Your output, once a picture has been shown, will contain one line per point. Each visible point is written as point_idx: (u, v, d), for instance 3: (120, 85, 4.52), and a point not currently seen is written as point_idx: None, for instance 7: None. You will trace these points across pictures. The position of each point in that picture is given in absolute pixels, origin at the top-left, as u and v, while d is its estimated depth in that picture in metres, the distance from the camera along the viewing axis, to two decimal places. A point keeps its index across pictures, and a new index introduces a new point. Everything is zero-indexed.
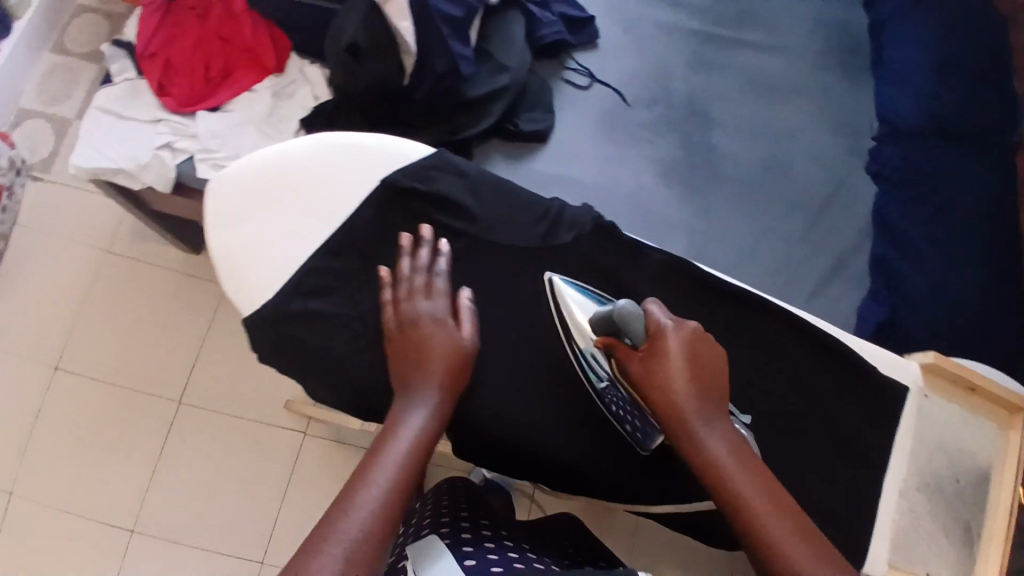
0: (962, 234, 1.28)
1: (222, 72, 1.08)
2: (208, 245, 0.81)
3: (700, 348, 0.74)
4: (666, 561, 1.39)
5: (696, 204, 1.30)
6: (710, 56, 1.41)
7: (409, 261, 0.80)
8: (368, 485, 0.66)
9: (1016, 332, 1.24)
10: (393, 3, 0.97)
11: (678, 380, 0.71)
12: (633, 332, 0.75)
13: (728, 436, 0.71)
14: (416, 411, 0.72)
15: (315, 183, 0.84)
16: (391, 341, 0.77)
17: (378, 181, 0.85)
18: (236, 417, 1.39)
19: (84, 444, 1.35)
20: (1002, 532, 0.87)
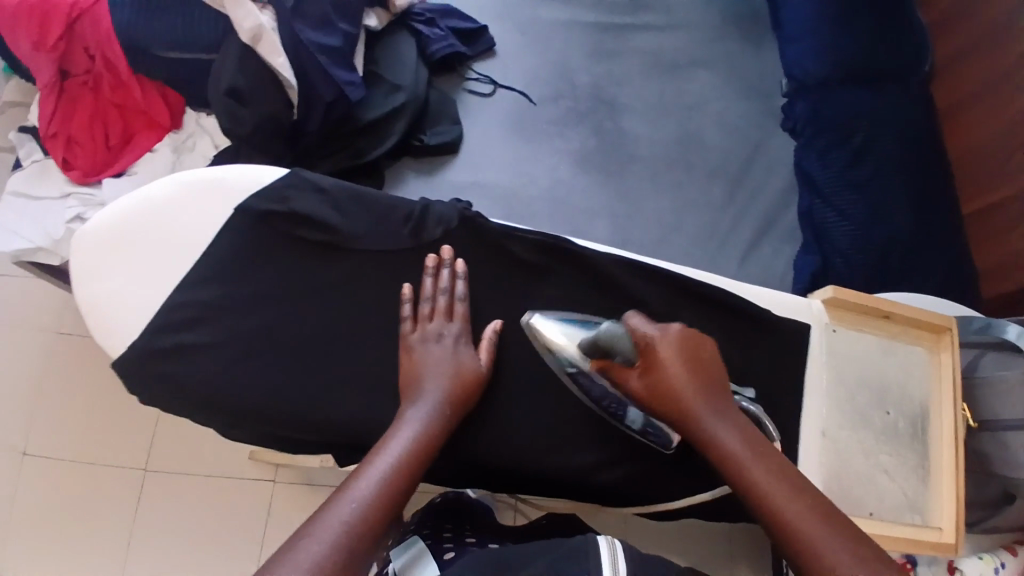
0: (881, 172, 1.30)
1: (122, 137, 1.10)
2: (74, 295, 0.73)
3: (694, 348, 0.69)
4: (663, 540, 1.32)
5: (614, 188, 1.32)
6: (609, 45, 1.42)
7: (431, 281, 0.76)
8: (367, 471, 0.61)
9: (946, 259, 1.25)
10: (263, 42, 0.99)
11: (680, 381, 0.67)
12: (620, 351, 0.70)
13: (744, 429, 0.66)
14: (421, 407, 0.68)
15: (172, 218, 0.75)
16: (409, 356, 0.72)
17: (233, 209, 0.75)
18: (204, 476, 1.36)
19: (52, 534, 1.31)
20: (952, 459, 0.83)
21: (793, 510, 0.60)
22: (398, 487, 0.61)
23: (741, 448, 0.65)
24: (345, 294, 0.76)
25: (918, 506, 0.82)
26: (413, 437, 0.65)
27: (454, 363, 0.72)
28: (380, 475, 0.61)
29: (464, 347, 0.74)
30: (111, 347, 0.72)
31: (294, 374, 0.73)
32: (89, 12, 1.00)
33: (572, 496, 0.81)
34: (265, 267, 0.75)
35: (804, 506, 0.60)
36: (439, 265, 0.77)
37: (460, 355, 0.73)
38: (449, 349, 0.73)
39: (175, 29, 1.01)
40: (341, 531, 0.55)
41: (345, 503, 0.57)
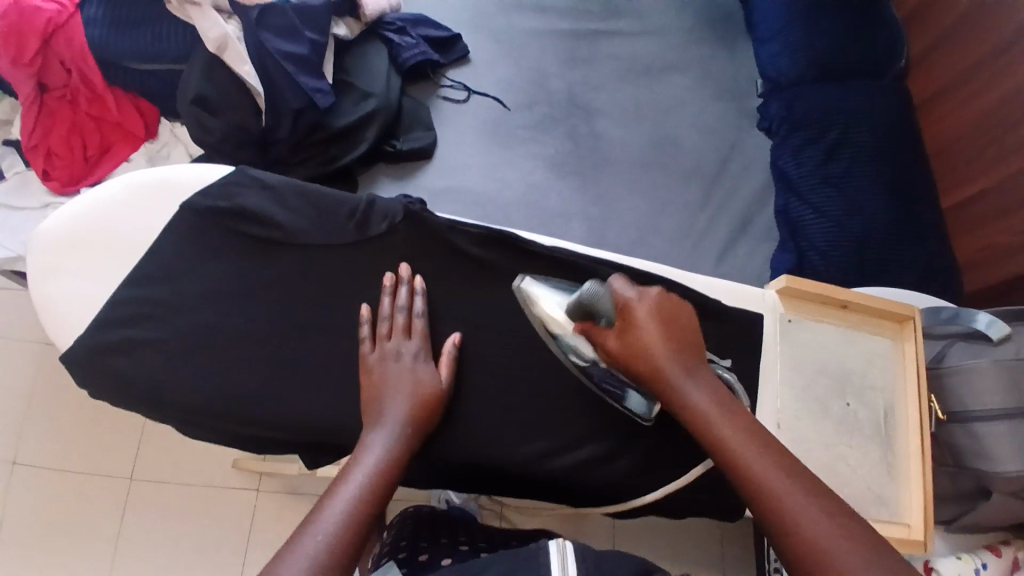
0: (857, 167, 1.29)
1: (100, 148, 1.13)
2: (31, 293, 0.76)
3: (669, 312, 0.67)
4: (652, 543, 1.27)
5: (589, 190, 1.31)
6: (583, 51, 1.44)
7: (388, 300, 0.77)
8: (330, 503, 0.59)
9: (926, 253, 1.24)
10: (229, 52, 1.02)
11: (654, 344, 0.65)
12: (601, 312, 0.69)
13: (713, 388, 0.65)
14: (382, 433, 0.67)
15: (120, 218, 0.77)
16: (368, 379, 0.72)
17: (177, 207, 0.78)
18: (193, 484, 1.27)
19: (18, 550, 1.21)
20: (919, 450, 0.81)
21: (765, 473, 0.58)
22: (364, 514, 0.60)
23: (712, 408, 0.63)
24: (291, 291, 0.77)
25: (883, 500, 0.80)
26: (376, 463, 0.64)
27: (413, 381, 0.72)
28: (344, 506, 0.59)
29: (423, 363, 0.74)
30: (60, 341, 0.74)
31: (242, 370, 0.74)
32: (64, 28, 1.02)
33: (524, 487, 0.79)
34: (208, 264, 0.77)
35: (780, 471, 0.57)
36: (397, 283, 0.78)
37: (418, 372, 0.73)
38: (408, 366, 0.73)
39: (145, 43, 1.05)
40: (308, 566, 0.53)
41: (311, 538, 0.56)
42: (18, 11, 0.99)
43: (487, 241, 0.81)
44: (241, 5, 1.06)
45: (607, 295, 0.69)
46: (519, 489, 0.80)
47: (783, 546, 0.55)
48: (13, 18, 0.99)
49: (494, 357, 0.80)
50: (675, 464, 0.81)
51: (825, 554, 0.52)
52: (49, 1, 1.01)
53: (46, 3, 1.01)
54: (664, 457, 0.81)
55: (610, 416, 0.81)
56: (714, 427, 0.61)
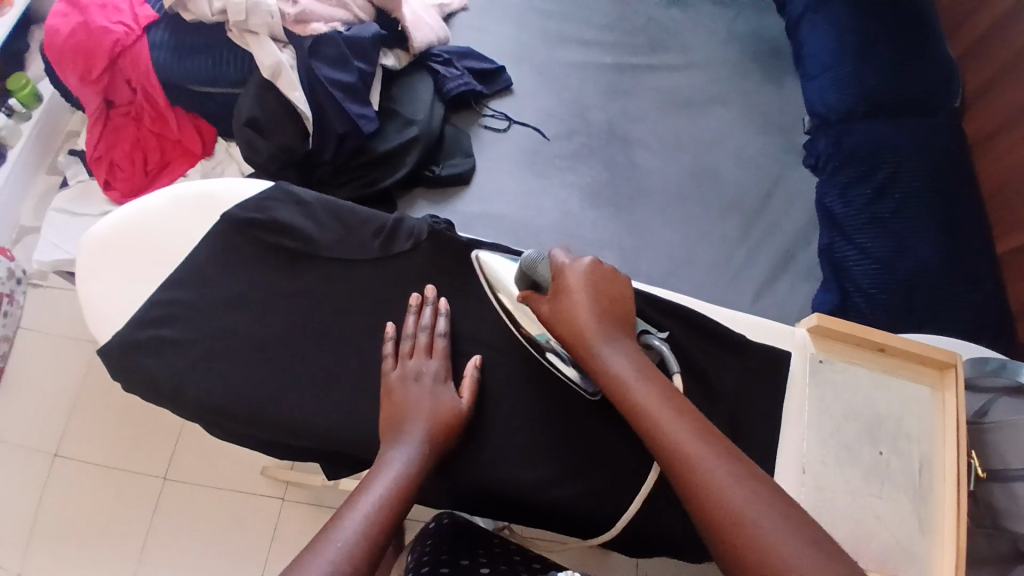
0: (906, 207, 1.24)
1: (159, 163, 1.24)
2: (77, 289, 0.82)
3: (605, 281, 0.70)
4: None
5: (622, 220, 1.31)
6: (624, 84, 1.46)
7: (413, 319, 0.78)
8: (351, 512, 0.61)
9: (983, 300, 1.17)
10: (282, 77, 1.09)
11: (581, 312, 0.68)
12: (540, 280, 0.73)
13: (635, 355, 0.66)
14: (403, 449, 0.68)
15: (164, 226, 0.83)
16: (389, 398, 0.73)
17: (219, 217, 0.83)
18: (219, 489, 1.30)
19: (55, 540, 1.27)
20: (955, 505, 0.75)
21: (677, 436, 0.59)
22: (384, 526, 0.61)
23: (631, 375, 0.65)
24: (317, 303, 0.80)
25: (915, 558, 0.75)
26: (395, 478, 0.65)
27: (432, 402, 0.73)
28: (364, 515, 0.61)
29: (442, 385, 0.75)
30: (99, 336, 0.79)
31: (264, 376, 0.77)
32: (130, 49, 1.12)
33: (536, 514, 0.78)
34: (243, 272, 0.81)
35: (689, 426, 0.60)
36: (423, 303, 0.80)
37: (439, 394, 0.74)
38: (428, 389, 0.74)
39: (207, 68, 1.12)
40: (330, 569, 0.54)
41: (332, 544, 0.57)
42: (88, 30, 1.10)
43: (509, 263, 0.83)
44: (298, 36, 1.12)
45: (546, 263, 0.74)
46: (531, 517, 0.79)
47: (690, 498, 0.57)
48: (83, 37, 1.10)
49: (508, 378, 0.81)
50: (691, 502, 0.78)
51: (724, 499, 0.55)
52: (118, 24, 1.11)
53: (115, 25, 1.10)
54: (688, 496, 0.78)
55: (629, 449, 0.79)
56: (632, 392, 0.63)
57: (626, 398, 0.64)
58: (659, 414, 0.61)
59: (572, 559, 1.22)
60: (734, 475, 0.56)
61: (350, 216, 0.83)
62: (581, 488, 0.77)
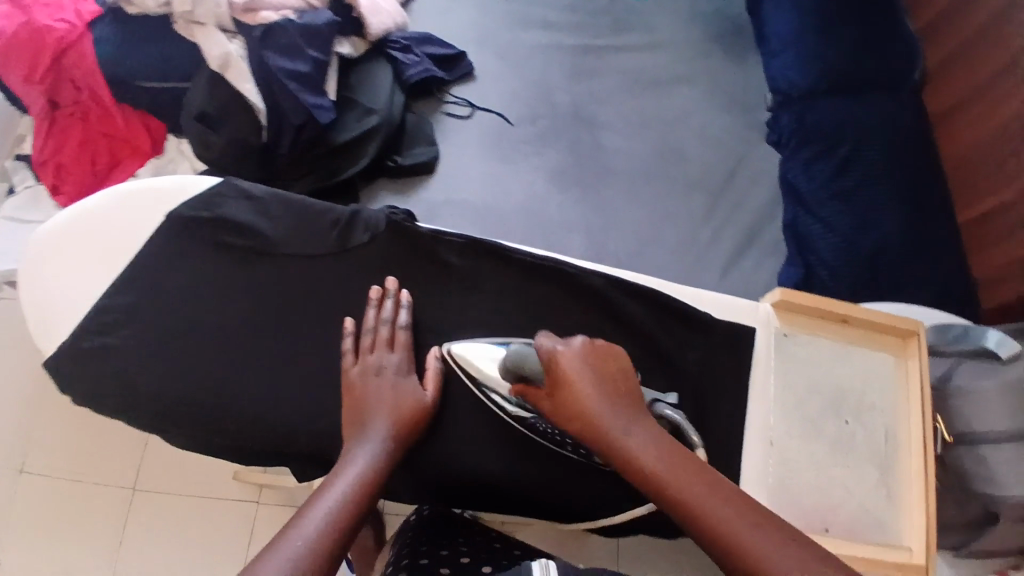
0: (868, 181, 1.25)
1: (109, 163, 1.18)
2: (20, 297, 0.79)
3: (601, 362, 0.65)
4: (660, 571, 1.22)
5: (589, 203, 1.30)
6: (588, 66, 1.44)
7: (373, 312, 0.77)
8: (311, 510, 0.58)
9: (943, 269, 1.20)
10: (231, 70, 1.05)
11: (587, 398, 0.62)
12: (531, 374, 0.68)
13: (655, 438, 0.61)
14: (366, 446, 0.66)
15: (108, 228, 0.80)
16: (350, 393, 0.71)
17: (165, 216, 0.80)
18: (191, 496, 1.27)
19: (19, 557, 1.23)
20: (923, 477, 0.78)
21: (731, 528, 0.53)
22: (347, 523, 0.58)
23: (656, 461, 0.59)
24: (273, 302, 0.78)
25: (883, 526, 0.78)
26: (358, 474, 0.63)
27: (394, 395, 0.71)
28: (325, 512, 0.58)
29: (405, 377, 0.74)
30: (45, 345, 0.76)
31: (220, 379, 0.75)
32: (75, 47, 1.07)
33: (512, 505, 0.78)
34: (194, 271, 0.78)
35: (738, 513, 0.54)
36: (383, 296, 0.78)
37: (401, 386, 0.73)
38: (390, 380, 0.73)
39: (154, 62, 1.08)
40: (289, 565, 0.51)
41: (291, 542, 0.54)
42: (31, 30, 1.05)
43: (468, 251, 0.81)
44: (246, 25, 1.09)
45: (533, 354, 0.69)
46: (507, 508, 0.78)
47: None
48: (26, 35, 1.05)
49: None
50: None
51: None
52: (61, 21, 1.06)
53: (57, 22, 1.06)
54: None
55: None
56: (662, 481, 0.57)
57: (656, 489, 0.58)
58: (695, 498, 0.55)
59: (550, 544, 1.22)
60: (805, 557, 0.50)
61: (302, 210, 0.81)
62: (536, 463, 0.78)
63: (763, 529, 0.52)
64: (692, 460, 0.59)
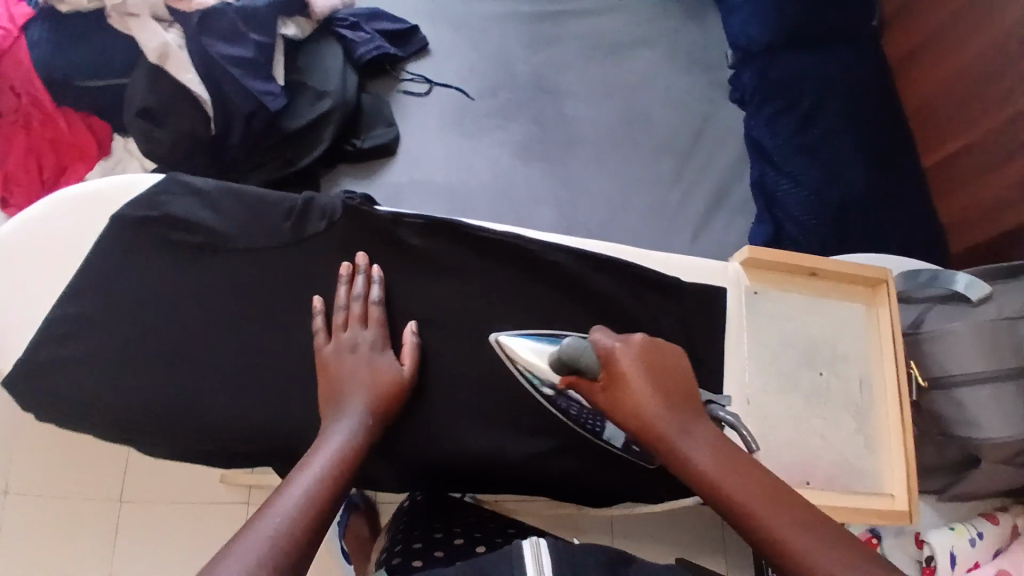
0: (833, 132, 1.24)
1: (56, 170, 1.10)
2: None
3: (658, 361, 0.64)
4: (654, 535, 1.24)
5: (556, 174, 1.28)
6: (546, 34, 1.40)
7: (344, 289, 0.75)
8: (288, 488, 0.58)
9: (908, 217, 1.21)
10: (171, 60, 1.01)
11: (647, 399, 0.61)
12: (587, 367, 0.64)
13: (712, 442, 0.61)
14: (344, 423, 0.66)
15: (50, 237, 0.76)
16: (324, 373, 0.70)
17: (109, 218, 0.76)
18: (179, 505, 1.20)
19: None
20: (900, 422, 0.79)
21: (790, 541, 0.54)
22: (325, 501, 0.58)
23: (719, 471, 0.59)
24: (232, 300, 0.75)
25: (863, 474, 0.79)
26: (336, 451, 0.63)
27: (370, 372, 0.70)
28: (302, 490, 0.58)
29: (381, 353, 0.72)
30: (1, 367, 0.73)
31: (184, 384, 0.73)
32: (10, 52, 1.01)
33: (496, 485, 0.78)
34: (147, 268, 0.76)
35: (800, 527, 0.54)
36: (355, 272, 0.76)
37: (376, 363, 0.71)
38: (365, 358, 0.71)
39: (88, 58, 1.03)
40: (264, 546, 0.51)
41: (268, 520, 0.54)
42: None
43: (431, 230, 0.78)
44: (183, 13, 1.04)
45: (590, 346, 0.65)
46: (491, 485, 0.78)
47: None
48: None
49: (446, 347, 0.77)
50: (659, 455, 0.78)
51: None
52: None
53: None
54: None
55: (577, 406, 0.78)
56: (726, 490, 0.58)
57: (713, 494, 0.58)
58: (756, 504, 0.56)
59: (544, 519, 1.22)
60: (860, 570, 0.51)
61: (253, 202, 0.78)
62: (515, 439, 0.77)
63: (821, 542, 0.53)
64: (752, 467, 0.59)
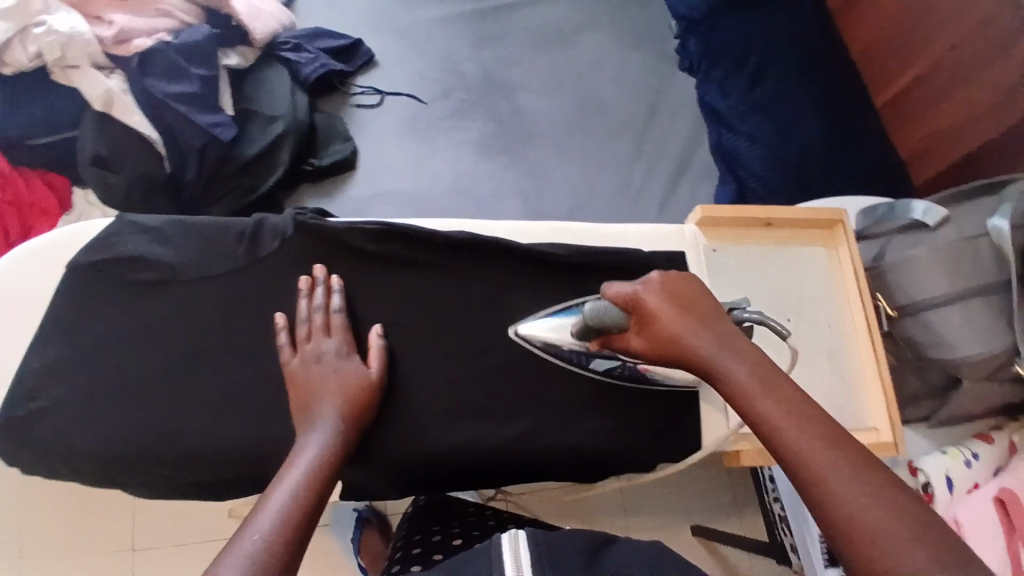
0: (783, 87, 1.25)
1: (22, 233, 1.06)
2: None
3: (683, 294, 0.65)
4: (665, 510, 1.25)
5: (519, 166, 1.28)
6: (491, 30, 1.40)
7: (305, 302, 0.75)
8: (267, 504, 0.58)
9: (867, 159, 1.22)
10: (117, 105, 1.02)
11: (674, 332, 0.63)
12: (612, 322, 0.68)
13: (747, 361, 0.60)
14: (316, 433, 0.66)
15: (16, 292, 0.78)
16: (293, 385, 0.71)
17: (67, 266, 0.77)
18: (199, 544, 1.16)
19: None
20: (874, 354, 0.80)
21: (809, 456, 0.52)
22: (305, 511, 0.59)
23: (751, 387, 0.58)
24: (198, 331, 0.76)
25: (844, 412, 0.80)
26: (311, 463, 0.63)
27: (339, 377, 0.71)
28: (280, 505, 0.58)
29: (346, 359, 0.73)
30: None
31: (162, 419, 0.74)
32: None
33: (487, 474, 0.78)
34: (112, 310, 0.77)
35: (819, 441, 0.53)
36: (314, 285, 0.77)
37: (343, 369, 0.72)
38: (331, 365, 0.72)
39: (37, 115, 1.04)
40: (247, 565, 0.51)
41: (247, 538, 0.54)
42: None
43: (385, 236, 0.79)
44: (122, 57, 1.06)
45: (610, 305, 0.69)
46: (482, 475, 0.78)
47: (844, 550, 0.48)
48: None
49: (414, 347, 0.78)
50: (659, 409, 0.81)
51: (876, 544, 0.47)
52: None
53: None
54: (625, 417, 0.80)
55: (554, 386, 0.79)
56: (754, 409, 0.57)
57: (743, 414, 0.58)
58: (787, 427, 0.54)
59: (556, 508, 1.22)
60: (871, 494, 0.49)
61: (206, 231, 0.79)
62: (498, 427, 0.77)
63: (837, 459, 0.51)
64: (776, 378, 0.58)
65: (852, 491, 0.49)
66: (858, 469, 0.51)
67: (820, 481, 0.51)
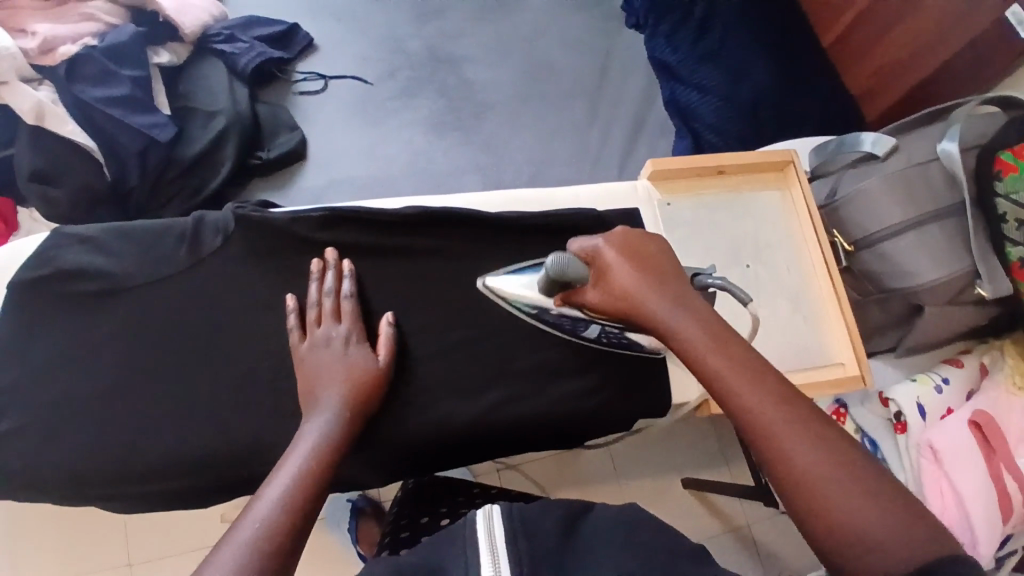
0: (730, 33, 1.24)
1: None
2: None
3: (641, 248, 0.66)
4: (654, 466, 1.26)
5: (474, 140, 1.26)
6: (431, 3, 1.37)
7: (315, 286, 0.75)
8: (266, 492, 0.58)
9: (818, 98, 1.22)
10: (49, 118, 0.99)
11: (626, 287, 0.63)
12: (574, 277, 0.68)
13: (695, 311, 0.61)
14: (319, 417, 0.65)
15: None
16: (301, 368, 0.70)
17: (7, 285, 0.75)
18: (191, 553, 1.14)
19: None
20: (831, 290, 0.82)
21: (757, 407, 0.53)
22: (307, 497, 0.58)
23: (698, 338, 0.58)
24: (152, 337, 0.75)
25: (813, 350, 0.81)
26: (313, 448, 0.62)
27: (345, 365, 0.70)
28: (278, 496, 0.57)
29: (356, 346, 0.72)
30: None
31: (126, 430, 0.73)
32: None
33: (481, 446, 0.78)
34: (59, 326, 0.75)
35: (767, 393, 0.53)
36: (325, 269, 0.76)
37: (351, 356, 0.71)
38: (340, 351, 0.71)
39: None
40: (246, 556, 0.51)
41: (246, 526, 0.54)
42: None
43: (329, 222, 0.78)
44: (49, 67, 1.02)
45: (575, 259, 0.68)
46: (477, 448, 0.78)
47: (794, 497, 0.49)
48: None
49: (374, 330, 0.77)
50: (625, 365, 0.81)
51: (821, 495, 0.48)
52: None
53: None
54: (594, 377, 0.80)
55: (523, 354, 0.79)
56: (699, 357, 0.58)
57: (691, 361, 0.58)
58: (733, 378, 0.55)
59: (546, 477, 1.22)
60: (816, 445, 0.50)
61: (145, 235, 0.77)
62: (472, 401, 0.77)
63: (784, 412, 0.52)
64: (724, 328, 0.59)
65: (804, 444, 0.50)
66: (813, 427, 0.51)
67: (767, 435, 0.52)
